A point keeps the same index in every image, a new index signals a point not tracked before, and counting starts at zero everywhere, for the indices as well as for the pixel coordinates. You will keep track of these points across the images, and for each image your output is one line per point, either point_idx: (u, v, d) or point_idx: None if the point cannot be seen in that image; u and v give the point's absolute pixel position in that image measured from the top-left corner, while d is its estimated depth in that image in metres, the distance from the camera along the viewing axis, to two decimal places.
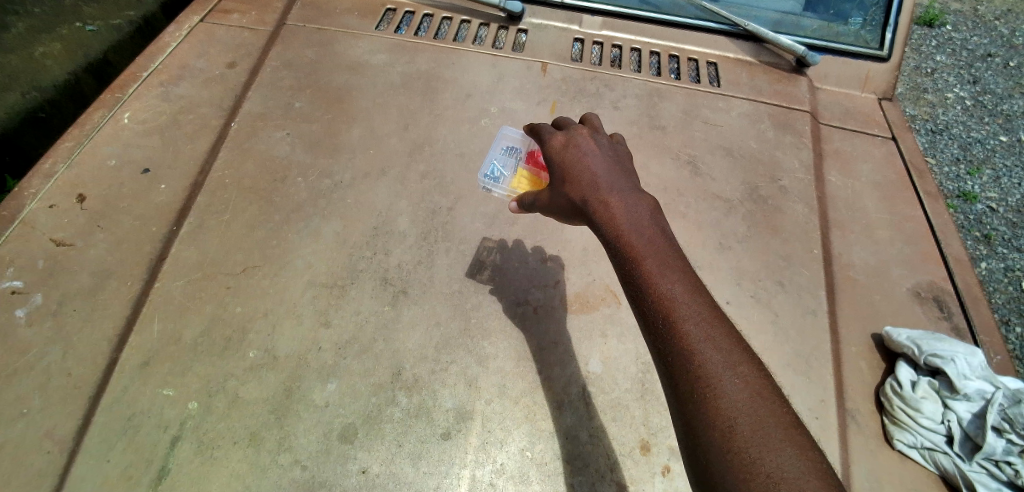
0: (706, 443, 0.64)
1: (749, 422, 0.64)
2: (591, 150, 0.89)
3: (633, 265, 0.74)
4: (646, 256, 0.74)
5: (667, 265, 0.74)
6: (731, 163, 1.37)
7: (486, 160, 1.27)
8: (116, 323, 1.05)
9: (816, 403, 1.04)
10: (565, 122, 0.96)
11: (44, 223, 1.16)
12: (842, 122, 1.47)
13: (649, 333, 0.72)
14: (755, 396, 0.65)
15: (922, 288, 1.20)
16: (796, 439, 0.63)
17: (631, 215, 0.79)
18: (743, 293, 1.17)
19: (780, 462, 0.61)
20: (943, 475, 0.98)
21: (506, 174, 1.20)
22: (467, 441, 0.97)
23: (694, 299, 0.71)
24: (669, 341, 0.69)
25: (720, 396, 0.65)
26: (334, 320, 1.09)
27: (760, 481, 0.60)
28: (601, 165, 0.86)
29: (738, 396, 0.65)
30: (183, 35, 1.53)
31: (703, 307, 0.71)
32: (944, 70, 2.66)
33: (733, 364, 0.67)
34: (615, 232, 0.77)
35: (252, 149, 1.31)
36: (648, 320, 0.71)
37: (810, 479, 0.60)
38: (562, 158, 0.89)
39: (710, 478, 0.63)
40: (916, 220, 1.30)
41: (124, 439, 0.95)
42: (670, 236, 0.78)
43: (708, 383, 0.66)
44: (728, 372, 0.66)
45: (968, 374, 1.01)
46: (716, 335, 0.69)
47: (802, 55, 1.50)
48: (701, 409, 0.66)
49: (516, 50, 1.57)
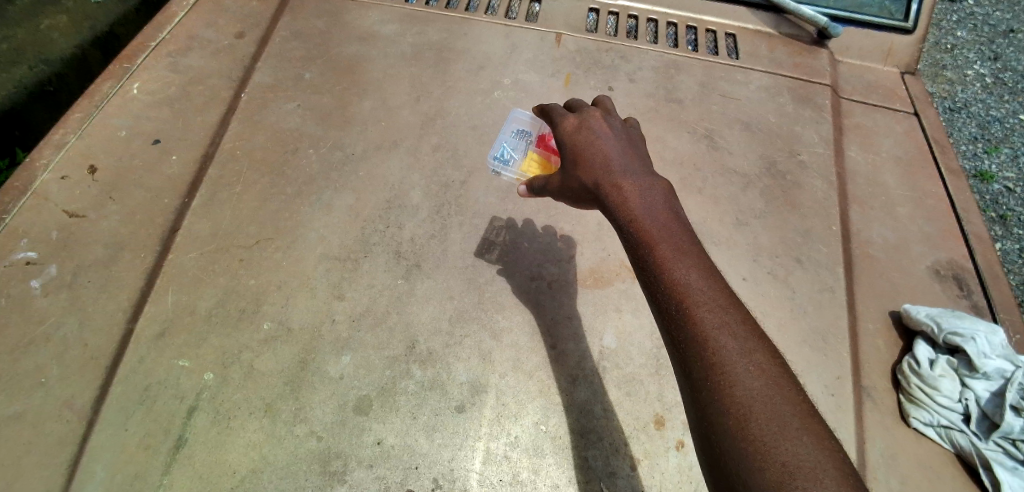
0: (719, 432, 0.61)
1: (765, 411, 0.60)
2: (605, 133, 0.85)
3: (646, 249, 0.70)
4: (660, 241, 0.70)
5: (681, 250, 0.70)
6: (749, 137, 1.34)
7: (496, 142, 1.22)
8: (131, 294, 1.05)
9: (832, 380, 1.03)
10: (578, 105, 0.92)
11: (56, 194, 1.16)
12: (863, 97, 1.44)
13: (661, 320, 0.68)
14: (771, 384, 0.62)
15: (942, 266, 1.18)
16: (813, 428, 0.59)
17: (644, 198, 0.75)
18: (760, 269, 1.15)
19: (796, 451, 0.57)
20: (959, 453, 0.97)
21: (516, 158, 1.16)
22: (481, 414, 0.98)
23: (710, 286, 0.67)
24: (681, 326, 0.65)
25: (736, 384, 0.61)
26: (347, 293, 1.09)
27: (775, 470, 0.56)
28: (615, 148, 0.83)
29: (754, 384, 0.61)
30: (190, 4, 1.50)
31: (718, 293, 0.67)
32: (965, 46, 2.30)
33: (748, 351, 0.63)
34: (628, 216, 0.74)
35: (263, 120, 1.30)
36: (660, 306, 0.68)
37: (828, 469, 0.56)
38: (573, 142, 0.85)
39: (724, 468, 0.60)
40: (938, 197, 1.28)
41: (142, 409, 0.95)
42: (684, 220, 0.74)
43: (722, 371, 0.62)
44: (743, 359, 0.63)
45: (988, 352, 1.00)
46: (731, 321, 0.65)
47: (824, 26, 1.45)
48: (716, 398, 0.62)
49: (530, 21, 1.53)
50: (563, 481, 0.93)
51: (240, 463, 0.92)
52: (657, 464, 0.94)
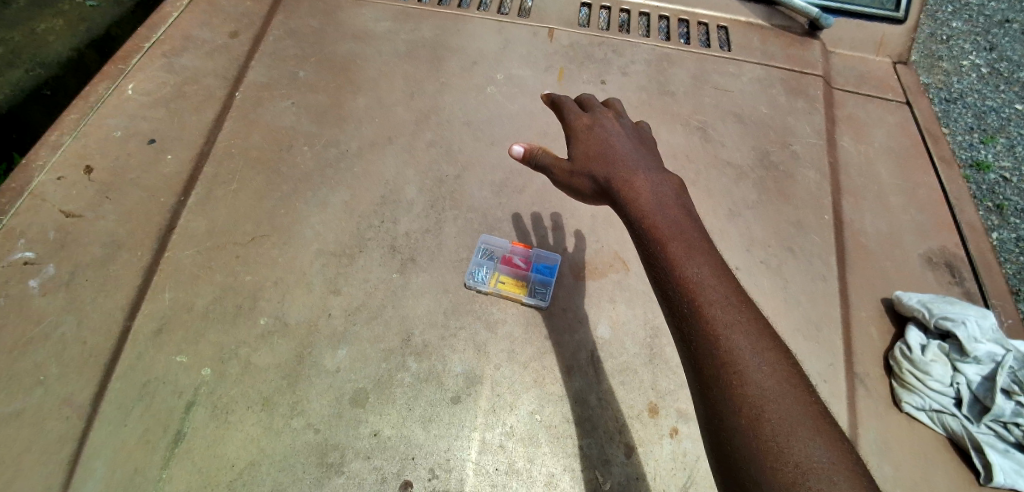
0: (730, 431, 0.61)
1: (778, 412, 0.60)
2: (615, 130, 0.85)
3: (657, 246, 0.70)
4: (671, 237, 0.70)
5: (692, 247, 0.69)
6: (742, 129, 1.35)
7: (470, 266, 1.12)
8: (129, 293, 1.06)
9: (826, 367, 1.04)
10: (588, 102, 0.91)
11: (53, 195, 1.16)
12: (856, 88, 1.44)
13: (671, 317, 0.68)
14: (784, 384, 0.62)
15: (934, 254, 1.19)
16: (825, 429, 0.60)
17: (656, 196, 0.75)
18: (753, 259, 1.16)
19: (808, 452, 0.57)
20: (951, 436, 0.98)
21: (494, 280, 1.11)
22: (477, 405, 0.98)
23: (722, 283, 0.67)
24: (692, 324, 0.65)
25: (747, 384, 0.61)
26: (343, 288, 1.09)
27: (788, 469, 0.57)
28: (626, 146, 0.82)
29: (767, 383, 0.61)
30: (185, 5, 1.51)
31: (730, 291, 0.66)
32: (961, 35, 2.17)
33: (759, 349, 0.63)
34: (639, 212, 0.73)
35: (259, 118, 1.31)
36: (670, 304, 0.67)
37: (840, 470, 0.57)
38: (581, 137, 0.85)
39: (735, 467, 0.60)
40: (930, 186, 1.28)
41: (141, 405, 0.96)
42: (696, 218, 0.74)
43: (734, 369, 0.62)
44: (755, 358, 0.62)
45: (979, 337, 1.00)
46: (742, 320, 0.65)
47: (816, 18, 1.46)
48: (727, 397, 0.62)
49: (523, 16, 1.54)
50: (558, 469, 0.94)
51: (240, 456, 0.93)
52: (651, 451, 0.95)
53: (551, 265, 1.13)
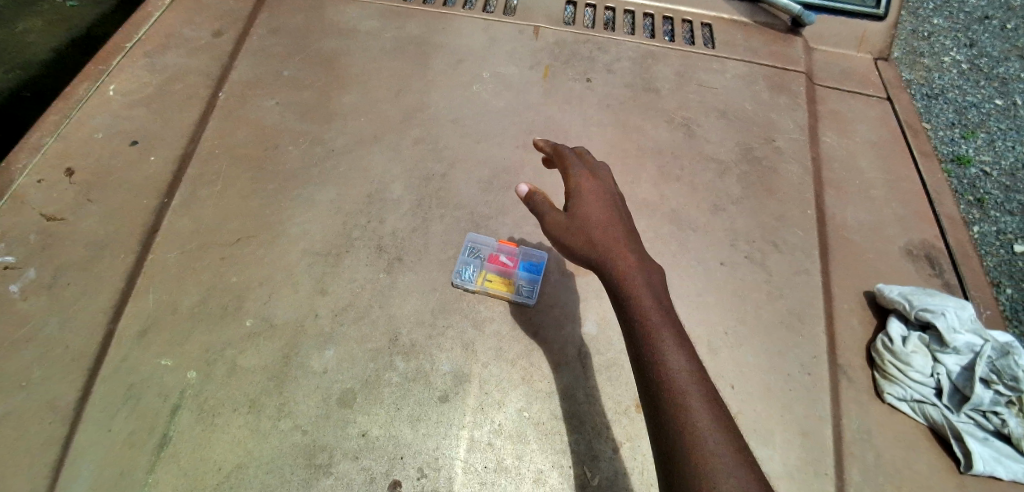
0: None
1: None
2: (613, 194, 0.86)
3: (638, 317, 0.72)
4: (654, 322, 0.72)
5: (670, 324, 0.72)
6: (726, 124, 1.36)
7: (457, 265, 1.12)
8: (113, 295, 1.05)
9: (810, 360, 1.05)
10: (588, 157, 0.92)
11: (33, 197, 1.15)
12: (839, 83, 1.46)
13: (643, 388, 0.70)
14: (743, 465, 0.63)
15: (915, 247, 1.21)
16: None
17: (642, 268, 0.77)
18: (738, 253, 1.17)
19: None
20: (932, 426, 0.99)
21: (482, 279, 1.11)
22: (465, 403, 0.99)
23: (700, 380, 0.68)
24: (662, 398, 0.67)
25: (709, 460, 0.63)
26: (330, 288, 1.09)
27: None
28: (622, 211, 0.84)
29: (728, 462, 0.63)
30: (166, 4, 1.49)
31: (701, 371, 0.69)
32: (941, 33, 2.13)
33: (723, 429, 0.65)
34: (625, 283, 0.75)
35: (243, 118, 1.30)
36: (643, 375, 0.70)
37: None
38: (583, 198, 0.84)
39: None
40: (910, 180, 1.30)
41: (126, 409, 0.95)
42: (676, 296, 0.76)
43: (698, 445, 0.64)
44: (718, 437, 0.64)
45: (958, 328, 1.02)
46: (711, 399, 0.67)
47: (798, 15, 1.48)
48: (687, 473, 0.63)
49: (508, 14, 1.54)
50: (547, 465, 0.95)
51: (227, 458, 0.93)
52: (638, 446, 0.96)
53: (537, 262, 1.13)
